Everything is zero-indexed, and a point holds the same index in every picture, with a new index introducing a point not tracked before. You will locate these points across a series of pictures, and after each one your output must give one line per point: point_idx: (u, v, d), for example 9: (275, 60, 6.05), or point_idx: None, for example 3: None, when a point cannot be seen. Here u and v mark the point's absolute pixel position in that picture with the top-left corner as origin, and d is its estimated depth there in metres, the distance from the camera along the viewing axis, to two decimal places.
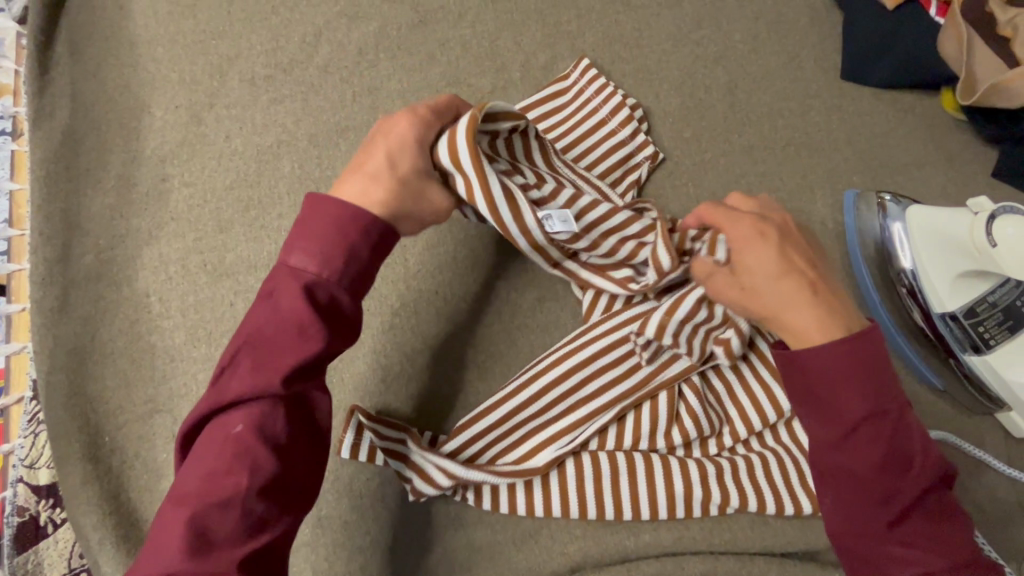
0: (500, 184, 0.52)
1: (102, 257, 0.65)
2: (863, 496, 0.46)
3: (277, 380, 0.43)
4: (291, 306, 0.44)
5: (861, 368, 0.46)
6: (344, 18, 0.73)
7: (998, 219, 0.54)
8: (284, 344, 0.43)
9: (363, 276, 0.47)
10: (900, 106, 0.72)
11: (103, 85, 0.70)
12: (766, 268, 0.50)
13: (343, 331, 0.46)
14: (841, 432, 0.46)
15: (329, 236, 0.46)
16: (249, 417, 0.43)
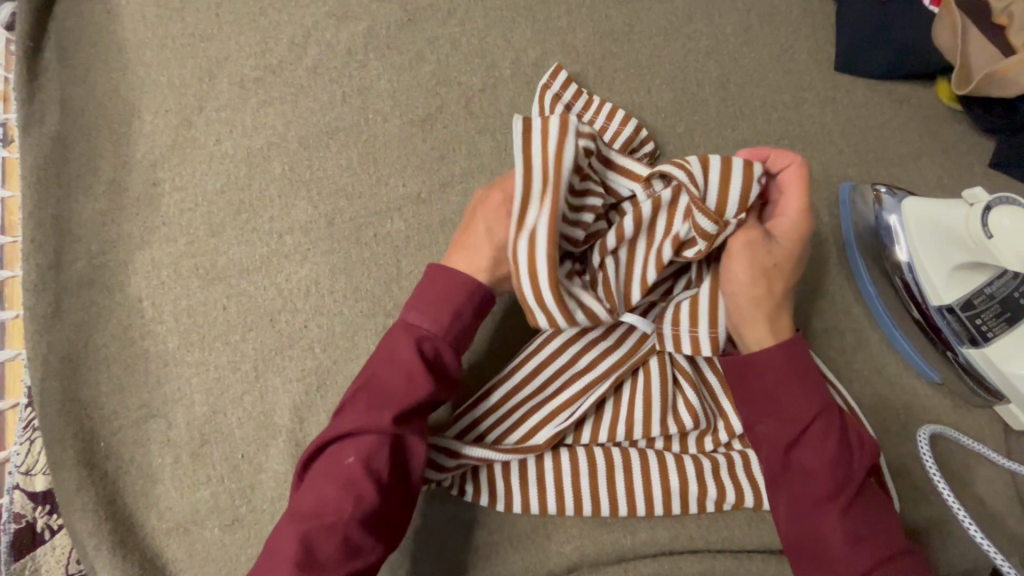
0: (584, 312, 0.54)
1: (94, 262, 0.65)
2: (814, 490, 0.51)
3: (387, 419, 0.50)
4: (408, 358, 0.52)
5: (805, 373, 0.54)
6: (333, 18, 0.72)
7: (993, 210, 0.54)
8: (398, 389, 0.52)
9: (462, 334, 0.55)
10: (895, 97, 0.71)
11: (91, 89, 0.70)
12: (775, 261, 0.56)
13: (444, 380, 0.54)
14: (793, 432, 0.52)
15: (445, 298, 0.55)
16: (360, 449, 0.49)
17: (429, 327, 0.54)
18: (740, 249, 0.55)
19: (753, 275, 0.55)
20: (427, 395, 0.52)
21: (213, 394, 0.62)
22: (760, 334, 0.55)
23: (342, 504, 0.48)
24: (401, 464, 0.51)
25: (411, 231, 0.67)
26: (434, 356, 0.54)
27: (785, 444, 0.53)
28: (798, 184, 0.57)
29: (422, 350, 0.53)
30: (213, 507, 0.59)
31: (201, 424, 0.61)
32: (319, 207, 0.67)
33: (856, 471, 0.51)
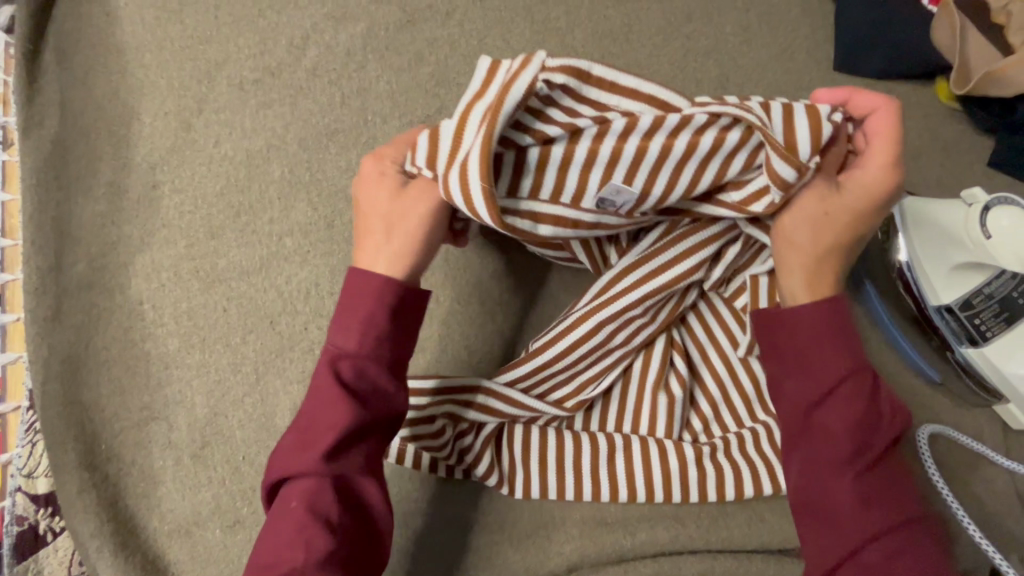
0: (549, 228, 0.51)
1: (94, 265, 0.65)
2: (836, 450, 0.50)
3: (316, 455, 0.47)
4: (328, 387, 0.49)
5: (840, 332, 0.52)
6: (332, 20, 0.73)
7: (992, 210, 0.55)
8: (322, 418, 0.48)
9: (385, 344, 0.51)
10: (895, 95, 0.70)
11: (90, 91, 0.70)
12: (843, 217, 0.53)
13: (371, 397, 0.50)
14: (819, 391, 0.51)
15: (364, 310, 0.50)
16: (300, 493, 0.47)
17: (344, 344, 0.50)
18: (808, 202, 0.52)
19: (812, 230, 0.52)
20: (355, 420, 0.48)
21: (214, 396, 0.62)
22: (797, 288, 0.54)
23: (297, 552, 0.45)
24: (348, 498, 0.48)
25: None
26: (354, 377, 0.49)
27: (809, 402, 0.51)
28: (885, 131, 0.51)
29: (340, 371, 0.49)
30: (215, 508, 0.59)
31: (202, 426, 0.61)
32: (319, 210, 0.67)
33: (879, 435, 0.50)
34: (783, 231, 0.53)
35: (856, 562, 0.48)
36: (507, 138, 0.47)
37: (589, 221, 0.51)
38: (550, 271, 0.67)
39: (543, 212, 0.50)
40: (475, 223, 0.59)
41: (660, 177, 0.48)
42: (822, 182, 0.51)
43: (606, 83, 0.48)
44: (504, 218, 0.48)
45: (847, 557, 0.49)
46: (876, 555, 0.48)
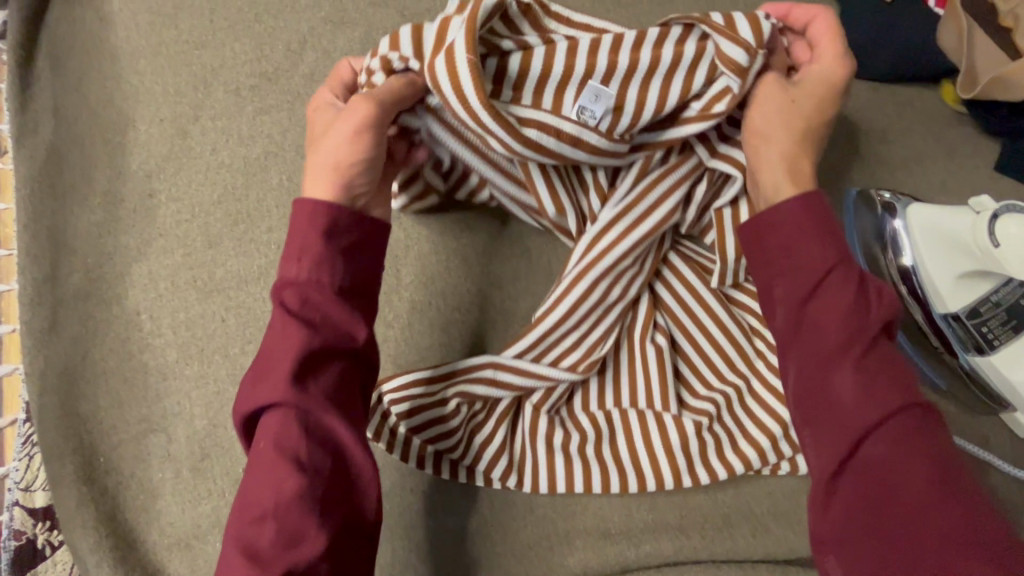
0: (533, 130, 0.53)
1: (91, 276, 0.64)
2: (829, 343, 0.45)
3: (274, 389, 0.45)
4: (278, 317, 0.47)
5: (823, 226, 0.48)
6: (329, 24, 0.72)
7: (1000, 218, 0.53)
8: (274, 350, 0.46)
9: (332, 270, 0.48)
10: (901, 99, 0.70)
11: (85, 99, 0.69)
12: (806, 106, 0.53)
13: (322, 324, 0.47)
14: (807, 285, 0.47)
15: (312, 236, 0.49)
16: (265, 431, 0.45)
17: (290, 274, 0.48)
18: (769, 91, 0.53)
19: (778, 117, 0.53)
20: (306, 343, 0.46)
21: (212, 408, 0.61)
22: (780, 179, 0.51)
23: (268, 493, 0.43)
24: (310, 433, 0.45)
25: (411, 239, 0.66)
26: (300, 304, 0.47)
27: (798, 299, 0.47)
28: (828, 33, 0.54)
29: (286, 300, 0.47)
30: (214, 522, 0.59)
31: (201, 438, 0.61)
32: None
33: (875, 326, 0.45)
34: (751, 126, 0.53)
35: (860, 460, 0.43)
36: (489, 44, 0.53)
37: (568, 131, 0.53)
38: (551, 279, 0.66)
39: (524, 117, 0.53)
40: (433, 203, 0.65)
41: (631, 87, 0.53)
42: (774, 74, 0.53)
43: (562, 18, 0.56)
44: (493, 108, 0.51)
45: (849, 456, 0.43)
46: (881, 447, 0.42)
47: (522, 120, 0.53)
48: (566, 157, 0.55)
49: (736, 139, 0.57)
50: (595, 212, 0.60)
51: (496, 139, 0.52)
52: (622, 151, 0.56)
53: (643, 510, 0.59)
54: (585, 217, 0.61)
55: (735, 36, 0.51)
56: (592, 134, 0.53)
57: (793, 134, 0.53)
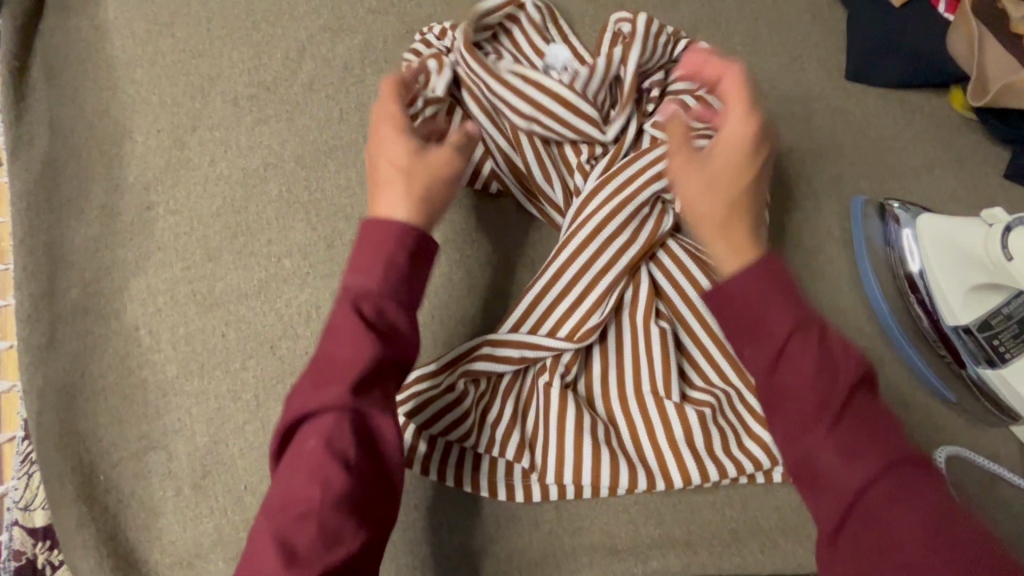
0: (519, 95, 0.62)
1: (88, 290, 0.63)
2: (804, 406, 0.41)
3: (338, 393, 0.45)
4: (350, 323, 0.47)
5: (778, 284, 0.44)
6: (328, 32, 0.71)
7: (1012, 230, 0.52)
8: (341, 356, 0.46)
9: (407, 288, 0.50)
10: (908, 107, 0.69)
11: (80, 110, 0.68)
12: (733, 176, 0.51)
13: (393, 338, 0.48)
14: (770, 352, 0.43)
15: (397, 251, 0.50)
16: (320, 431, 0.44)
17: (365, 284, 0.48)
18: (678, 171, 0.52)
19: (714, 200, 0.50)
20: (380, 355, 0.47)
21: (214, 424, 0.61)
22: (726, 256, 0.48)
23: (311, 494, 0.42)
24: (366, 438, 0.45)
25: None
26: (376, 315, 0.47)
27: (763, 367, 0.43)
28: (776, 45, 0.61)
29: (362, 309, 0.47)
30: (217, 540, 0.58)
31: (202, 455, 0.60)
32: (317, 230, 0.65)
33: (846, 384, 0.41)
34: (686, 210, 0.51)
35: (862, 527, 0.38)
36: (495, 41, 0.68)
37: (565, 97, 0.62)
38: None
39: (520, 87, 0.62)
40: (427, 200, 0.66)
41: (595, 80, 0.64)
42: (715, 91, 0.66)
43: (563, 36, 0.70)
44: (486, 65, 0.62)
45: (846, 523, 0.39)
46: (881, 510, 0.38)
47: (520, 88, 0.62)
48: (564, 123, 0.63)
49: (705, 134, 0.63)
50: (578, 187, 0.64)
51: (483, 91, 0.63)
52: (593, 136, 0.64)
53: (650, 526, 0.59)
54: (573, 193, 0.64)
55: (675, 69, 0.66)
56: (584, 102, 0.63)
57: (719, 203, 0.50)
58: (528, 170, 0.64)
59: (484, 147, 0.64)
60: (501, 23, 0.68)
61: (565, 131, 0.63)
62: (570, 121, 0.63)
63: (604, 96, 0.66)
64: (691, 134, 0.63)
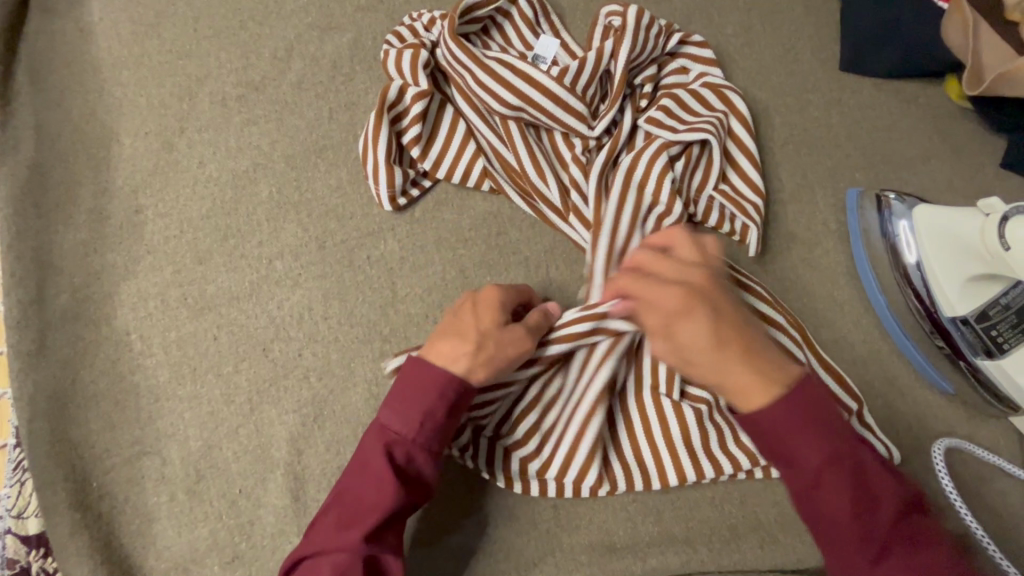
0: (505, 87, 0.62)
1: (78, 295, 0.62)
2: (843, 536, 0.43)
3: (360, 536, 0.48)
4: (379, 466, 0.50)
5: (808, 415, 0.44)
6: (316, 30, 0.70)
7: (1010, 220, 0.51)
8: (367, 498, 0.50)
9: (435, 434, 0.52)
10: (903, 96, 0.68)
11: (67, 113, 0.67)
12: (696, 339, 0.46)
13: (415, 485, 0.51)
14: (805, 482, 0.44)
15: (439, 408, 0.51)
16: (332, 566, 0.48)
17: (398, 429, 0.51)
18: (660, 352, 0.48)
19: (703, 362, 0.46)
20: (399, 501, 0.50)
21: (207, 428, 0.60)
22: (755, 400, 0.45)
23: None
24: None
25: (405, 251, 0.65)
26: (406, 461, 0.51)
27: (801, 491, 0.45)
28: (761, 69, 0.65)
29: (393, 454, 0.51)
30: (213, 545, 0.58)
31: (196, 459, 0.59)
32: (309, 230, 0.65)
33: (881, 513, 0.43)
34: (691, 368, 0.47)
35: None
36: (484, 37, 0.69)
37: (552, 90, 0.62)
38: (550, 287, 0.64)
39: (508, 79, 0.62)
40: (418, 202, 0.66)
41: (584, 73, 0.64)
42: (707, 86, 0.66)
43: (555, 29, 0.70)
44: (471, 53, 0.63)
45: None
46: None
47: (506, 78, 0.63)
48: (551, 117, 0.63)
49: (694, 126, 0.63)
50: (573, 182, 0.64)
51: (468, 78, 0.63)
52: (581, 128, 0.64)
53: (648, 523, 0.58)
54: (566, 189, 0.64)
55: (670, 70, 0.68)
56: (571, 96, 0.63)
57: (716, 361, 0.46)
58: (521, 166, 0.64)
59: (475, 145, 0.66)
60: (493, 16, 0.69)
61: (552, 123, 0.64)
62: (559, 114, 0.63)
63: (596, 89, 0.66)
64: (685, 129, 0.63)
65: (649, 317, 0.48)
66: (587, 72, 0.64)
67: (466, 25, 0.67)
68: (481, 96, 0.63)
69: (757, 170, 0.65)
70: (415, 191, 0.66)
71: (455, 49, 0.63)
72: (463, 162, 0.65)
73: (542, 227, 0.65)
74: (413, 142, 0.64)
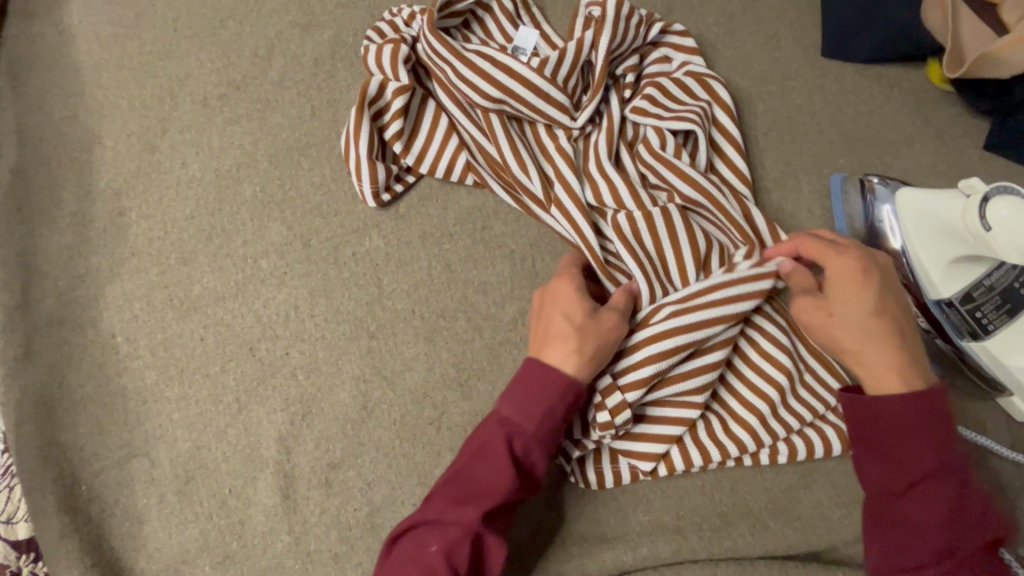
0: (486, 80, 0.62)
1: (63, 299, 0.62)
2: (921, 542, 0.47)
3: (475, 518, 0.50)
4: (500, 455, 0.51)
5: (934, 426, 0.49)
6: (296, 27, 0.70)
7: (992, 201, 0.51)
8: (484, 482, 0.51)
9: (552, 431, 0.53)
10: (885, 81, 0.68)
11: (48, 116, 0.67)
12: (861, 307, 0.52)
13: (528, 480, 0.53)
14: (903, 481, 0.49)
15: (559, 407, 0.53)
16: (444, 538, 0.50)
17: (519, 422, 0.52)
18: (804, 310, 0.54)
19: (828, 326, 0.52)
20: (512, 493, 0.51)
21: (196, 429, 0.60)
22: (877, 371, 0.51)
23: None
24: (476, 556, 0.50)
25: (391, 247, 0.65)
26: (523, 455, 0.52)
27: (891, 489, 0.49)
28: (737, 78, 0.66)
29: (515, 447, 0.52)
30: (204, 545, 0.58)
31: (185, 460, 0.59)
32: (294, 229, 0.65)
33: (970, 533, 0.47)
34: (821, 330, 0.53)
35: None
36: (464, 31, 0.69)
37: (533, 82, 0.62)
38: (536, 279, 0.64)
39: (488, 71, 0.62)
40: (403, 197, 0.66)
41: (565, 65, 0.64)
42: (691, 75, 0.66)
43: (537, 21, 0.70)
44: (452, 46, 0.63)
45: None
46: None
47: (487, 71, 0.62)
48: (533, 108, 0.63)
49: (679, 116, 0.63)
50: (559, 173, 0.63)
51: (449, 71, 0.63)
52: (564, 120, 0.64)
53: (639, 513, 0.58)
54: (551, 180, 0.64)
55: (654, 58, 0.68)
56: (552, 87, 0.63)
57: (862, 330, 0.51)
58: (504, 158, 0.63)
59: (458, 139, 0.65)
60: (473, 9, 0.69)
61: (535, 115, 0.64)
62: (540, 106, 0.63)
63: (577, 80, 0.66)
64: (671, 117, 0.63)
65: (803, 281, 0.55)
66: (568, 63, 0.64)
67: (446, 20, 0.67)
68: (463, 89, 0.63)
69: (742, 157, 0.65)
70: (399, 187, 0.66)
71: (434, 44, 0.63)
72: (446, 157, 0.65)
73: (527, 220, 0.66)
74: (395, 137, 0.64)
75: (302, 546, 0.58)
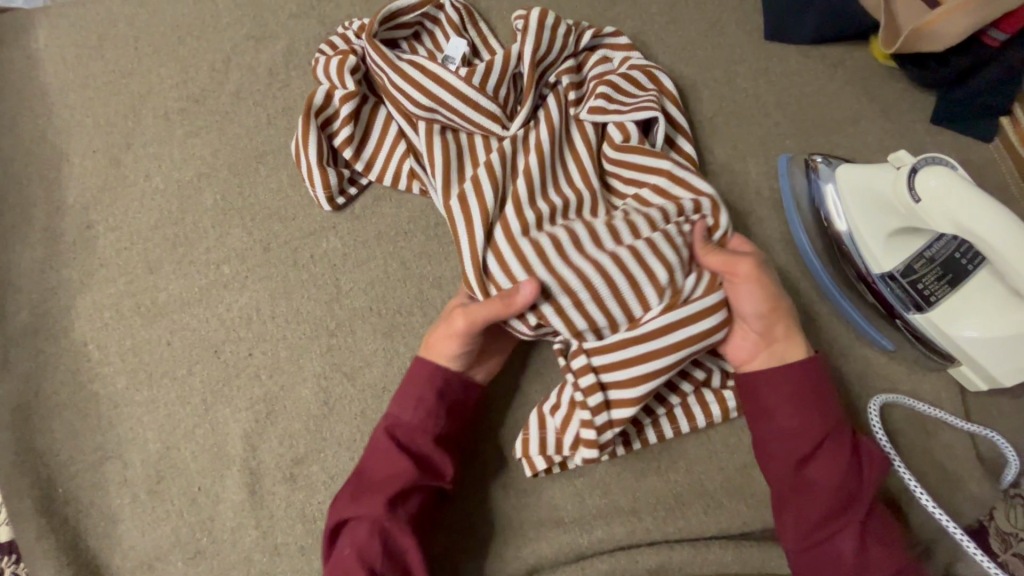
0: (417, 91, 0.63)
1: (36, 311, 0.65)
2: (825, 499, 0.52)
3: (370, 510, 0.53)
4: (384, 447, 0.55)
5: (819, 390, 0.55)
6: (251, 40, 0.72)
7: (919, 172, 0.51)
8: (376, 476, 0.54)
9: (432, 415, 0.56)
10: (829, 61, 0.69)
11: (18, 138, 0.70)
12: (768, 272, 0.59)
13: (422, 464, 0.55)
14: (805, 446, 0.53)
15: (425, 393, 0.56)
16: (354, 540, 0.52)
17: (398, 416, 0.56)
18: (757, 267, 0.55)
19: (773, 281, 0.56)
20: (404, 477, 0.54)
21: (165, 430, 0.62)
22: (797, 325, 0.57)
23: None
24: (392, 549, 0.52)
25: (348, 248, 0.67)
26: (407, 442, 0.55)
27: (797, 457, 0.54)
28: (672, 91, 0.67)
29: (395, 438, 0.56)
30: (175, 541, 0.60)
31: (156, 460, 0.62)
32: (255, 233, 0.67)
33: (864, 483, 0.53)
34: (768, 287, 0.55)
35: None
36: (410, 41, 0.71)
37: (463, 91, 0.63)
38: None
39: (418, 80, 0.63)
40: (358, 201, 0.68)
41: (491, 79, 0.64)
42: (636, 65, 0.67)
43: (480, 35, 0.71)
44: (390, 56, 0.64)
45: None
46: None
47: (419, 81, 0.63)
48: (464, 117, 0.63)
49: (610, 115, 0.63)
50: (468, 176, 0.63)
51: (388, 80, 0.64)
52: (495, 129, 0.64)
53: (595, 496, 0.59)
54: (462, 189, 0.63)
55: (596, 59, 0.68)
56: (481, 95, 0.63)
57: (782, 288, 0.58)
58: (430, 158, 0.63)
59: (406, 145, 0.67)
60: (421, 21, 0.71)
61: (465, 123, 0.64)
62: (469, 114, 0.63)
63: (508, 89, 0.66)
64: (631, 109, 0.63)
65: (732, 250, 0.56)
66: (498, 71, 0.65)
67: (393, 30, 0.69)
68: (399, 93, 0.64)
69: (687, 143, 0.65)
70: (353, 190, 0.68)
71: (373, 54, 0.64)
72: (394, 161, 0.67)
73: None
74: (345, 143, 0.66)
75: (268, 540, 0.59)
